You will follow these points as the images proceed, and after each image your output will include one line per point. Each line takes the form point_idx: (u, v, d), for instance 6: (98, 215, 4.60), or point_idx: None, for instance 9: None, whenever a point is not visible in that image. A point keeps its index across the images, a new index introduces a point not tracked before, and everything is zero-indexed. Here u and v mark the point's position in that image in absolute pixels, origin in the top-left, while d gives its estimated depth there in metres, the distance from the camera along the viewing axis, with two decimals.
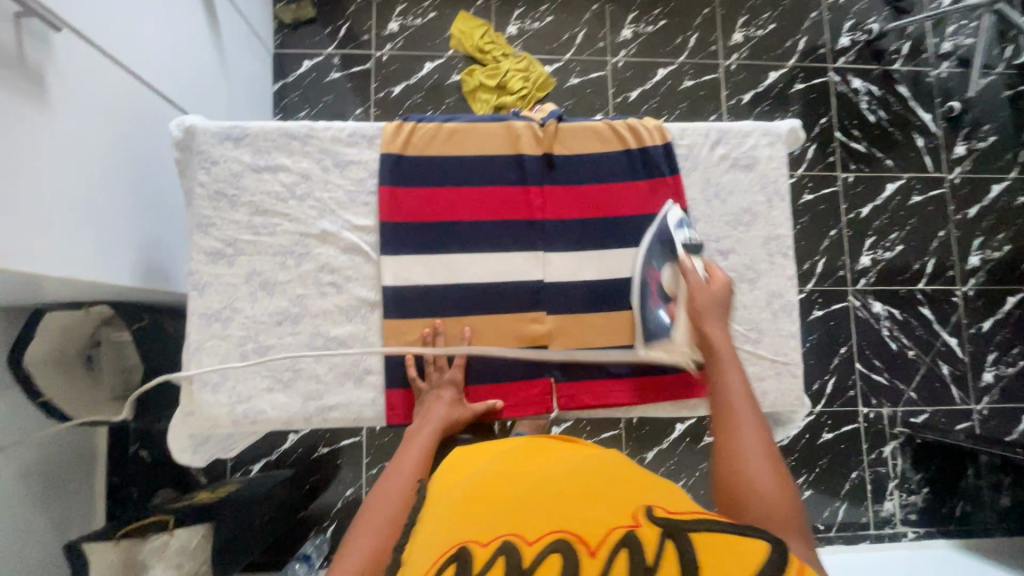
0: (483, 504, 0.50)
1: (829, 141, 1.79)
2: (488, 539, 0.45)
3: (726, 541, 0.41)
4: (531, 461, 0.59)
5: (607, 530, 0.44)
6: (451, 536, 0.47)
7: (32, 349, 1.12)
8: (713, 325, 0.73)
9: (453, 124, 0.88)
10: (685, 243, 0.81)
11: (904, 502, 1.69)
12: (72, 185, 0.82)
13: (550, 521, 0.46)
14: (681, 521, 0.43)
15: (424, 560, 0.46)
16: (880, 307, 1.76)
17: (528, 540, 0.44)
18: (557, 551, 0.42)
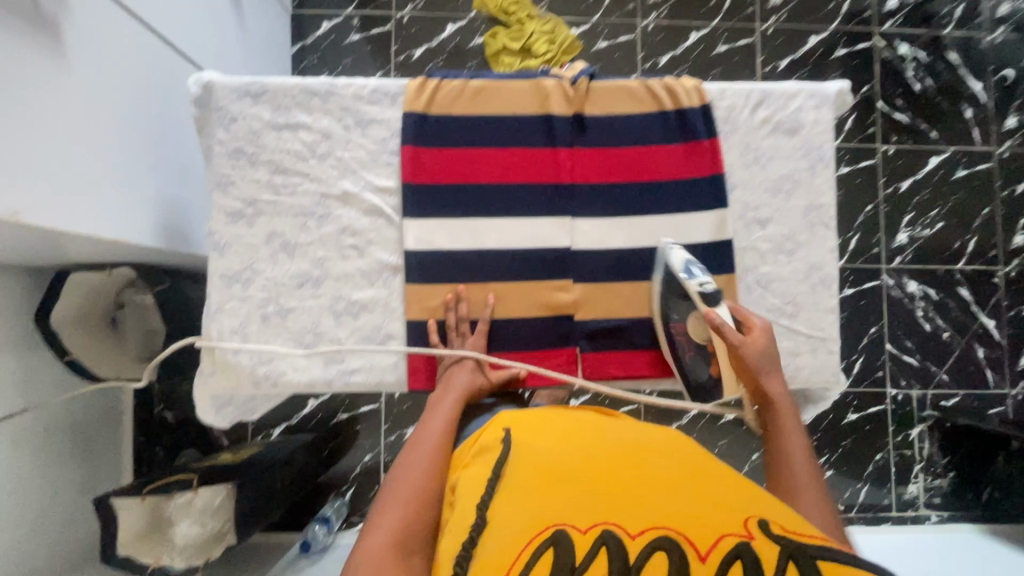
0: (577, 483, 0.51)
1: (870, 112, 1.70)
2: (590, 524, 0.47)
3: (848, 573, 0.42)
4: (610, 434, 0.58)
5: (719, 536, 0.45)
6: (548, 511, 0.49)
7: (58, 309, 1.13)
8: (770, 380, 0.73)
9: (479, 82, 0.84)
10: (701, 292, 0.75)
11: (928, 485, 1.66)
12: (88, 141, 0.80)
13: (653, 513, 0.48)
14: (801, 543, 0.44)
15: (519, 529, 0.48)
16: (915, 286, 1.69)
17: (630, 532, 0.46)
18: (662, 551, 0.44)
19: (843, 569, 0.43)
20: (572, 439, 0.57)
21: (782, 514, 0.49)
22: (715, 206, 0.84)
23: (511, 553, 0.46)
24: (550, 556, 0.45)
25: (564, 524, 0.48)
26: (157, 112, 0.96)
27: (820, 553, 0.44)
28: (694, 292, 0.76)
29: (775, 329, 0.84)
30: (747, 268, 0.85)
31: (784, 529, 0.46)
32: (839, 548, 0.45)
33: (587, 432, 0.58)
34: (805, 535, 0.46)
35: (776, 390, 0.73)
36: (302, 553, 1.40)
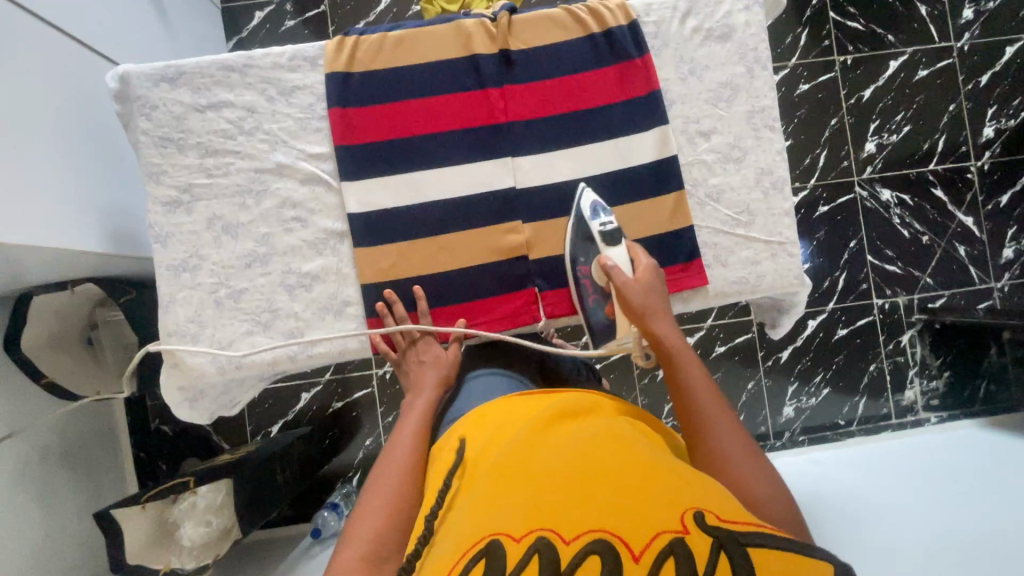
0: (514, 490, 0.50)
1: (823, 24, 1.66)
2: (523, 531, 0.46)
3: (784, 560, 0.41)
4: (557, 430, 0.59)
5: (655, 533, 0.44)
6: (484, 525, 0.48)
7: (30, 332, 1.13)
8: (659, 321, 0.74)
9: (397, 33, 0.82)
10: (602, 229, 0.76)
11: (925, 389, 1.68)
12: (12, 148, 0.77)
13: (589, 513, 0.46)
14: (734, 532, 0.44)
15: (453, 551, 0.47)
16: (889, 194, 1.67)
17: (565, 539, 0.45)
18: (596, 554, 0.43)
19: (781, 558, 0.41)
20: (518, 437, 0.58)
21: (721, 502, 0.48)
22: (656, 123, 0.82)
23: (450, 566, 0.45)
24: (482, 566, 0.43)
25: (498, 534, 0.46)
26: (84, 115, 0.93)
27: (751, 540, 0.43)
28: (596, 233, 0.77)
29: (733, 241, 0.83)
30: (696, 183, 0.83)
31: (719, 519, 0.45)
32: (776, 536, 0.44)
33: (538, 428, 0.59)
34: (744, 525, 0.45)
35: (665, 330, 0.73)
36: (316, 540, 1.41)
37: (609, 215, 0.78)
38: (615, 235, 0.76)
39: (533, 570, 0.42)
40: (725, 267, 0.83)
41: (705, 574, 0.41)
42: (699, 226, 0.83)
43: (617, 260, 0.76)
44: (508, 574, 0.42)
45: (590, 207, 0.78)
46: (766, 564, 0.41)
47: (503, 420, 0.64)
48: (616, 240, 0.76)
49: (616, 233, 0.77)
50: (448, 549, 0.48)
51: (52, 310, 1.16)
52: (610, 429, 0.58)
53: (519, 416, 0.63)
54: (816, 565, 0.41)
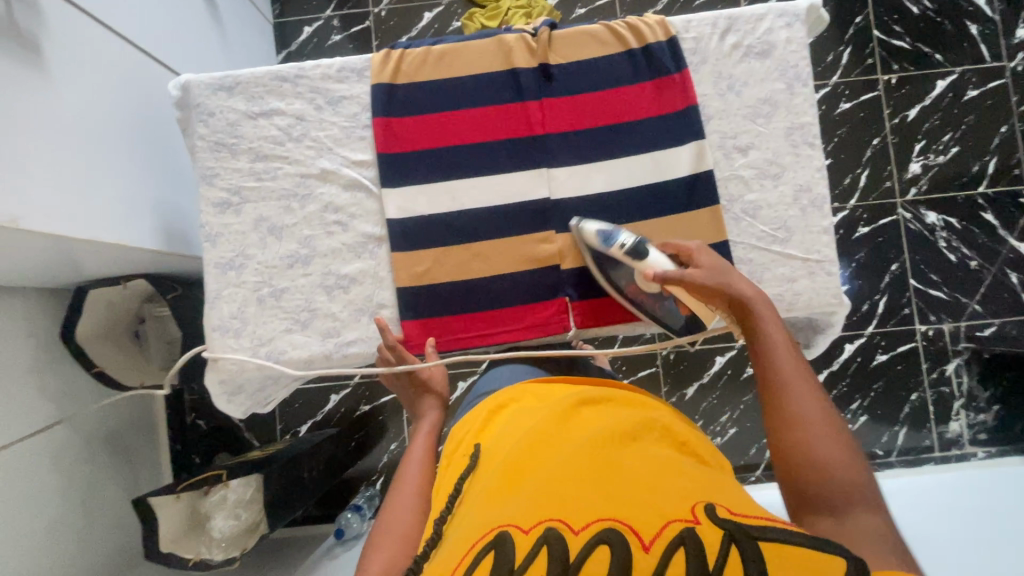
0: (524, 483, 0.50)
1: (866, 43, 1.63)
2: (531, 524, 0.45)
3: (794, 551, 0.41)
4: (569, 425, 0.59)
5: (665, 522, 0.44)
6: (493, 518, 0.47)
7: (82, 324, 1.20)
8: (734, 281, 0.71)
9: (441, 47, 0.85)
10: (632, 247, 0.74)
11: (971, 422, 1.59)
12: (77, 151, 0.83)
13: (599, 504, 0.46)
14: (744, 526, 0.43)
15: (460, 548, 0.46)
16: (934, 217, 1.62)
17: (574, 528, 0.44)
18: (605, 543, 0.42)
19: (794, 552, 0.41)
20: (529, 430, 0.58)
21: (733, 501, 0.48)
22: (692, 138, 0.82)
23: (457, 560, 0.45)
24: (490, 559, 0.42)
25: (507, 525, 0.46)
26: (147, 121, 1.00)
27: (763, 535, 0.42)
28: (624, 254, 0.75)
29: (769, 257, 0.82)
30: (732, 199, 0.83)
31: (729, 512, 0.46)
32: (788, 532, 0.43)
33: (549, 419, 0.60)
34: (755, 520, 0.45)
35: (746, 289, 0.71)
36: (338, 541, 1.42)
37: (626, 232, 0.76)
38: (645, 252, 0.74)
39: (542, 559, 0.41)
40: (760, 283, 0.82)
41: (719, 563, 0.40)
42: (735, 242, 0.83)
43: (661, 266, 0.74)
44: (517, 565, 0.41)
45: (600, 236, 0.77)
46: (777, 558, 0.40)
47: (517, 415, 0.65)
48: (645, 254, 0.74)
49: (643, 249, 0.75)
50: (459, 542, 0.47)
51: (103, 303, 1.21)
52: (620, 423, 0.58)
53: (535, 411, 0.64)
54: (829, 561, 0.40)
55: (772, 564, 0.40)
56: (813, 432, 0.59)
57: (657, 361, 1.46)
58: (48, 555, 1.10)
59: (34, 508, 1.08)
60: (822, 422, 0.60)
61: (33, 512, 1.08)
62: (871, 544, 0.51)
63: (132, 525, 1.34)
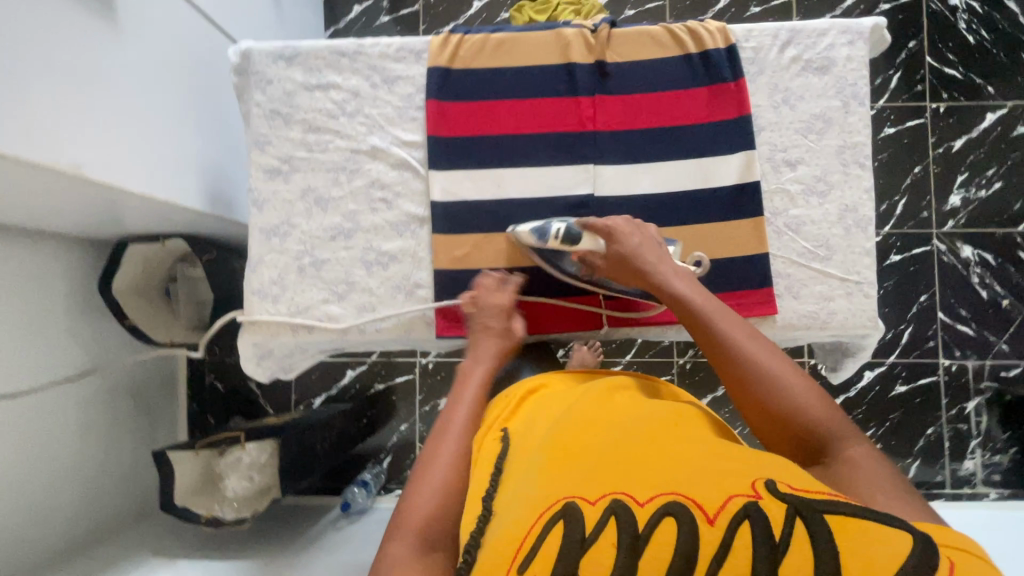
0: (577, 459, 0.51)
1: (917, 68, 1.61)
2: (595, 497, 0.46)
3: (862, 525, 0.41)
4: (610, 409, 0.60)
5: (727, 496, 0.44)
6: (552, 490, 0.48)
7: (120, 276, 1.25)
8: (647, 258, 0.70)
9: (500, 35, 0.86)
10: (561, 234, 0.75)
11: (986, 461, 1.57)
12: (141, 107, 0.86)
13: (660, 479, 0.47)
14: (808, 499, 0.43)
15: (522, 518, 0.47)
16: (970, 251, 1.59)
17: (638, 500, 0.45)
18: (672, 515, 0.43)
19: (864, 527, 0.41)
20: (571, 412, 0.60)
21: (794, 475, 0.48)
22: (742, 147, 0.82)
23: (524, 530, 0.46)
24: (560, 528, 0.44)
25: (570, 498, 0.47)
26: (202, 84, 1.02)
27: (828, 509, 0.42)
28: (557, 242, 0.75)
29: (808, 274, 0.82)
30: (776, 212, 0.83)
31: (791, 487, 0.45)
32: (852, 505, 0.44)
33: (592, 405, 0.61)
34: (818, 496, 0.45)
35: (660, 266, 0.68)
36: (343, 513, 1.45)
37: (557, 221, 0.76)
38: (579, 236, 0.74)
39: (613, 532, 0.42)
40: (796, 299, 0.82)
41: (786, 537, 0.40)
42: (775, 255, 0.82)
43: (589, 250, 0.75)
44: (588, 537, 0.42)
45: (534, 234, 0.76)
46: (847, 532, 0.40)
47: (552, 399, 0.66)
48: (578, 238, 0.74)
49: (575, 233, 0.75)
50: (520, 515, 0.47)
51: (141, 259, 1.26)
52: (662, 410, 0.59)
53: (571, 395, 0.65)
54: (899, 536, 0.40)
55: (841, 540, 0.40)
56: (770, 382, 0.57)
57: (674, 368, 1.45)
58: (64, 492, 1.14)
59: (55, 448, 1.13)
60: (777, 365, 0.57)
61: (53, 453, 1.12)
62: (872, 485, 0.50)
63: (147, 475, 1.39)
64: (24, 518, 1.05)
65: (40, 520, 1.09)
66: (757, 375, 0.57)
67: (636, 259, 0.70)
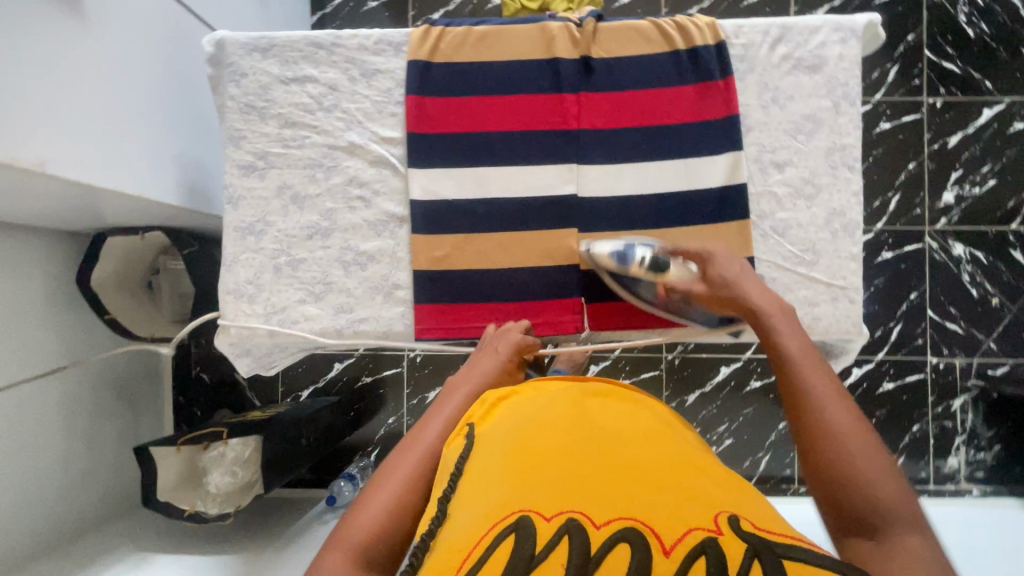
0: (544, 468, 0.52)
1: (915, 62, 1.58)
2: (553, 512, 0.47)
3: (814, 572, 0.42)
4: (585, 413, 0.61)
5: (687, 529, 0.45)
6: (513, 498, 0.49)
7: (98, 269, 1.22)
8: (742, 275, 0.67)
9: (483, 28, 0.83)
10: (648, 265, 0.72)
11: (970, 459, 1.58)
12: (110, 100, 0.83)
13: (619, 503, 0.48)
14: (770, 542, 0.45)
15: (477, 522, 0.48)
16: (961, 249, 1.58)
17: (596, 523, 0.46)
18: (626, 542, 0.44)
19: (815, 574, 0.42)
20: (549, 414, 0.60)
21: (755, 512, 0.50)
22: (729, 149, 0.80)
23: (477, 537, 0.46)
24: (512, 540, 0.45)
25: (528, 509, 0.48)
26: (178, 75, 0.99)
27: (789, 552, 0.44)
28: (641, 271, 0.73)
29: (793, 278, 0.81)
30: (762, 215, 0.81)
31: (755, 526, 0.47)
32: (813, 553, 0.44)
33: (565, 410, 0.61)
34: (778, 535, 0.46)
35: (752, 286, 0.66)
36: (329, 507, 1.43)
37: (642, 248, 0.73)
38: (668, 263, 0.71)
39: (565, 548, 0.43)
40: None
41: None
42: (760, 258, 0.81)
43: (679, 278, 0.72)
44: (540, 550, 0.43)
45: (615, 256, 0.75)
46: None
47: (529, 396, 0.66)
48: (664, 266, 0.72)
49: (662, 261, 0.72)
50: (476, 518, 0.48)
51: (120, 252, 1.23)
52: (638, 424, 0.60)
53: (550, 396, 0.65)
54: None
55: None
56: (840, 431, 0.52)
57: (661, 365, 1.45)
58: (44, 488, 1.14)
59: (36, 444, 1.12)
60: (849, 424, 0.53)
61: (33, 449, 1.11)
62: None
63: (131, 469, 1.39)
64: (4, 515, 1.04)
65: (20, 516, 1.08)
66: (828, 425, 0.53)
67: (733, 281, 0.67)
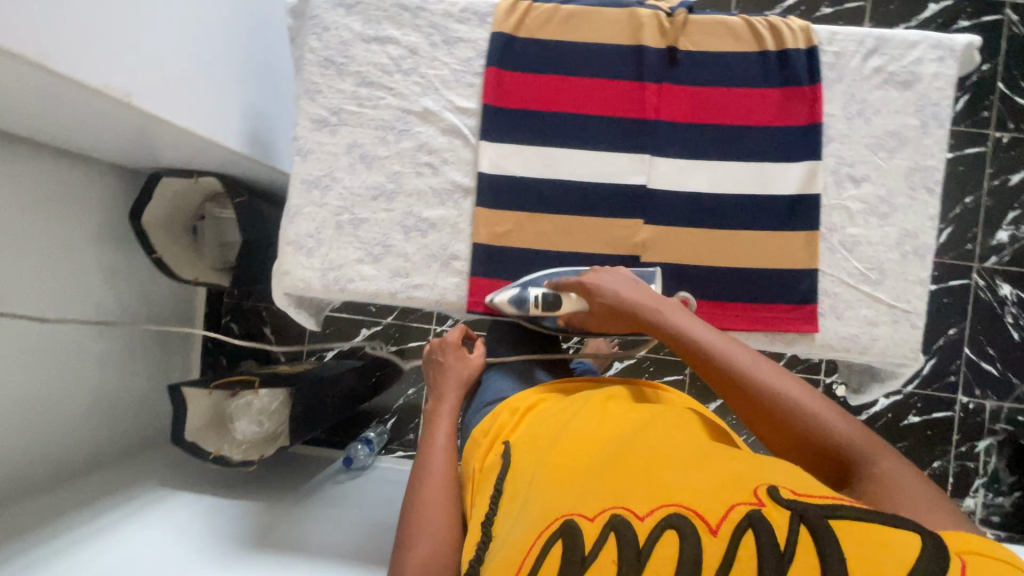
0: (581, 471, 0.52)
1: (987, 93, 1.53)
2: (595, 513, 0.46)
3: (871, 530, 0.39)
4: (612, 415, 0.61)
5: (730, 506, 0.43)
6: (556, 506, 0.49)
7: (150, 208, 1.24)
8: (621, 290, 0.70)
9: (571, 7, 0.82)
10: (539, 303, 0.77)
11: (988, 502, 1.55)
12: (190, 38, 0.84)
13: (659, 488, 0.46)
14: (815, 505, 0.42)
15: (522, 538, 0.48)
16: (1008, 290, 1.55)
17: (640, 515, 0.45)
18: (674, 528, 0.42)
19: (869, 531, 0.39)
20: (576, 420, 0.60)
21: (798, 479, 0.47)
22: (807, 158, 0.79)
23: (525, 549, 0.47)
24: (558, 547, 0.44)
25: (571, 514, 0.47)
26: (254, 23, 0.99)
27: (832, 512, 0.41)
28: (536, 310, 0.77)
29: (854, 295, 0.79)
30: (832, 228, 0.80)
31: (795, 493, 0.44)
32: (861, 510, 0.42)
33: (590, 415, 0.61)
34: (821, 499, 0.43)
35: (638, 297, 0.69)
36: (345, 468, 1.46)
37: (532, 288, 0.77)
38: (557, 301, 0.76)
39: (611, 549, 0.42)
40: (839, 320, 0.79)
41: (788, 544, 0.39)
42: (824, 272, 0.80)
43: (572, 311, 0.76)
44: (587, 556, 0.43)
45: (513, 303, 0.77)
46: (851, 538, 0.39)
47: (553, 409, 0.67)
48: (553, 302, 0.76)
49: (553, 298, 0.76)
50: (522, 533, 0.49)
51: (171, 194, 1.24)
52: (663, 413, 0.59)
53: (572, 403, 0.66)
54: (903, 536, 0.38)
55: (845, 542, 0.38)
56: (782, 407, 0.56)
57: (688, 369, 1.44)
58: (76, 414, 1.16)
59: (73, 370, 1.14)
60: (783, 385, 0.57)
61: (70, 374, 1.14)
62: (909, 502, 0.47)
63: (156, 406, 1.41)
64: (39, 434, 1.07)
65: (53, 438, 1.11)
66: (769, 399, 0.56)
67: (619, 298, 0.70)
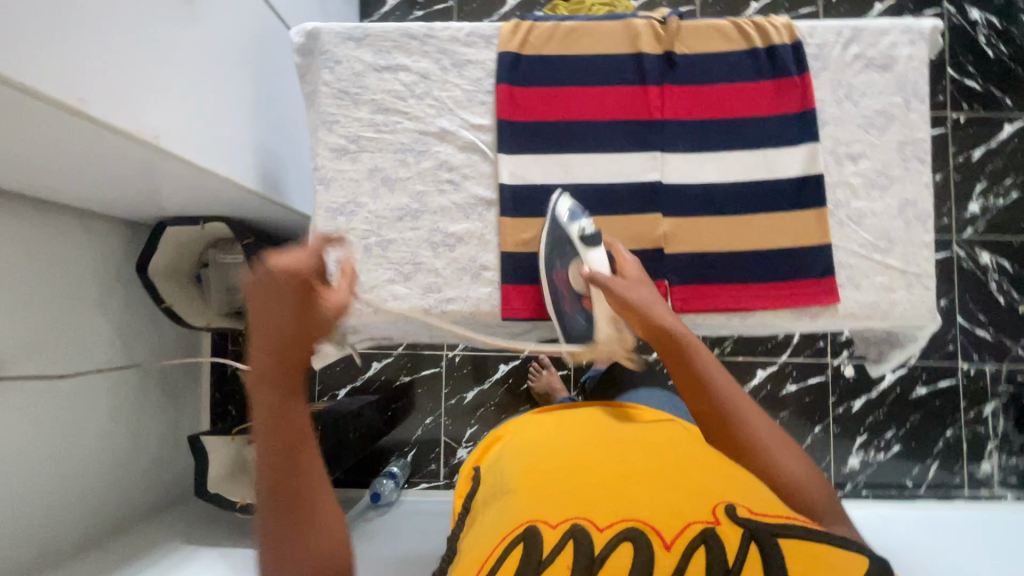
0: (550, 484, 0.54)
1: (939, 79, 1.65)
2: (557, 520, 0.49)
3: (814, 550, 0.43)
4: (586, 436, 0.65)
5: (685, 523, 0.47)
6: (522, 514, 0.51)
7: (155, 260, 1.22)
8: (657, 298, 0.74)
9: (570, 23, 0.87)
10: (584, 233, 0.79)
11: (1003, 464, 1.59)
12: (203, 84, 0.85)
13: (621, 509, 0.50)
14: (766, 524, 0.46)
15: (484, 546, 0.49)
16: (988, 257, 1.63)
17: (598, 526, 0.47)
18: (629, 541, 0.45)
19: (808, 549, 0.43)
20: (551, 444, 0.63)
21: (751, 497, 0.51)
22: (807, 141, 0.84)
23: (485, 554, 0.48)
24: (519, 550, 0.46)
25: (534, 521, 0.49)
26: (257, 67, 1.02)
27: (781, 531, 0.45)
28: (575, 233, 0.79)
29: (868, 264, 0.84)
30: (839, 204, 0.85)
31: (751, 512, 0.48)
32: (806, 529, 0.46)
33: (570, 438, 0.64)
34: (774, 518, 0.47)
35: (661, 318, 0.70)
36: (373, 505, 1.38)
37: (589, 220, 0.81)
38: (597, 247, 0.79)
39: (569, 553, 0.44)
40: (858, 289, 0.84)
41: (738, 558, 0.43)
42: (837, 246, 0.84)
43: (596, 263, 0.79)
44: (545, 555, 0.45)
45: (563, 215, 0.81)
46: (794, 558, 0.42)
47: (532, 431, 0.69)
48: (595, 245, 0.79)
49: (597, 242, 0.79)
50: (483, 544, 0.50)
51: (176, 243, 1.23)
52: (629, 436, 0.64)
53: (550, 429, 0.68)
54: (852, 558, 0.42)
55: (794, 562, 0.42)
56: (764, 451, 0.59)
57: None
58: (92, 477, 1.12)
59: (86, 431, 1.11)
60: (772, 438, 0.60)
61: (83, 435, 1.10)
62: None
63: (171, 462, 1.36)
64: (58, 501, 1.03)
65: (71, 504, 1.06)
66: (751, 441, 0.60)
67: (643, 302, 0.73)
